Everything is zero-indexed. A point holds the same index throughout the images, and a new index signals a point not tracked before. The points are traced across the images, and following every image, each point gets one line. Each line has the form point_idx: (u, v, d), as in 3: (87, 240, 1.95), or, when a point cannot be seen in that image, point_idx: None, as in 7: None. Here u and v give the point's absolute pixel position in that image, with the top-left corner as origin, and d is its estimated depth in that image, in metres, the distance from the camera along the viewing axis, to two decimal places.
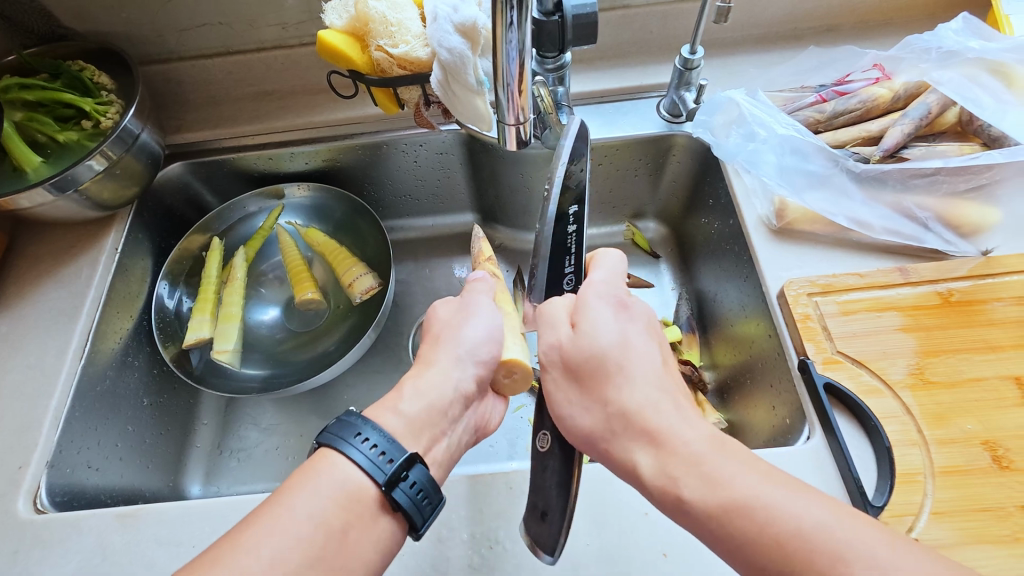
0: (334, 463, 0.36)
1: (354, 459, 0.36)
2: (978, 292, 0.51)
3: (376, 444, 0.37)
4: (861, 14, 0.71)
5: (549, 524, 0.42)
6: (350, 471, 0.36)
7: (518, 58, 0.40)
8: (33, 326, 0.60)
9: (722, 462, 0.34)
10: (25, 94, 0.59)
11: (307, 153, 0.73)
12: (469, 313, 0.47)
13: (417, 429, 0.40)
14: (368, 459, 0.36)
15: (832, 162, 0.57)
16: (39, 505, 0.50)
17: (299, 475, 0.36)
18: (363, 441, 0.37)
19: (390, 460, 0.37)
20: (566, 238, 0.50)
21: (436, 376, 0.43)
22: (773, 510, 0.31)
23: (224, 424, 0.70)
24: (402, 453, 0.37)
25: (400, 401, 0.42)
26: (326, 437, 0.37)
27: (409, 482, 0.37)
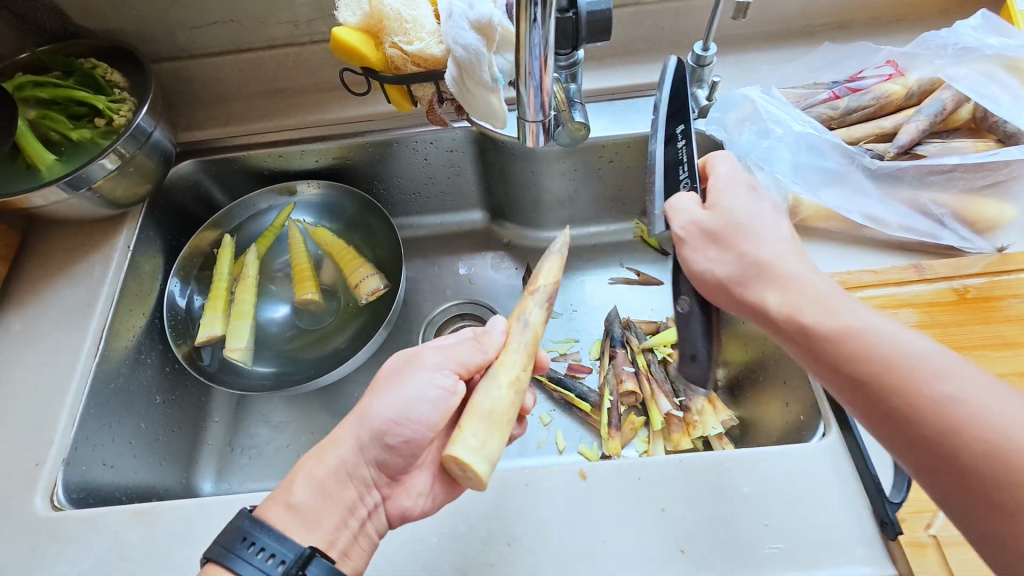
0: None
1: (248, 570, 0.38)
2: (993, 289, 0.51)
3: (268, 549, 0.38)
4: (873, 11, 0.70)
5: (698, 364, 0.47)
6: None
7: (539, 55, 0.40)
8: (46, 324, 0.60)
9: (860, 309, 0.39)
10: (38, 92, 0.59)
11: (318, 151, 0.73)
12: (403, 380, 0.46)
13: (314, 521, 0.42)
14: (259, 568, 0.38)
15: (847, 159, 0.57)
16: (56, 502, 0.50)
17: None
18: (251, 549, 0.38)
19: (280, 562, 0.38)
20: (676, 154, 0.52)
21: (331, 462, 0.43)
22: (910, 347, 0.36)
23: (235, 421, 0.70)
24: (299, 552, 0.39)
25: (292, 491, 0.42)
26: (216, 552, 0.38)
27: None
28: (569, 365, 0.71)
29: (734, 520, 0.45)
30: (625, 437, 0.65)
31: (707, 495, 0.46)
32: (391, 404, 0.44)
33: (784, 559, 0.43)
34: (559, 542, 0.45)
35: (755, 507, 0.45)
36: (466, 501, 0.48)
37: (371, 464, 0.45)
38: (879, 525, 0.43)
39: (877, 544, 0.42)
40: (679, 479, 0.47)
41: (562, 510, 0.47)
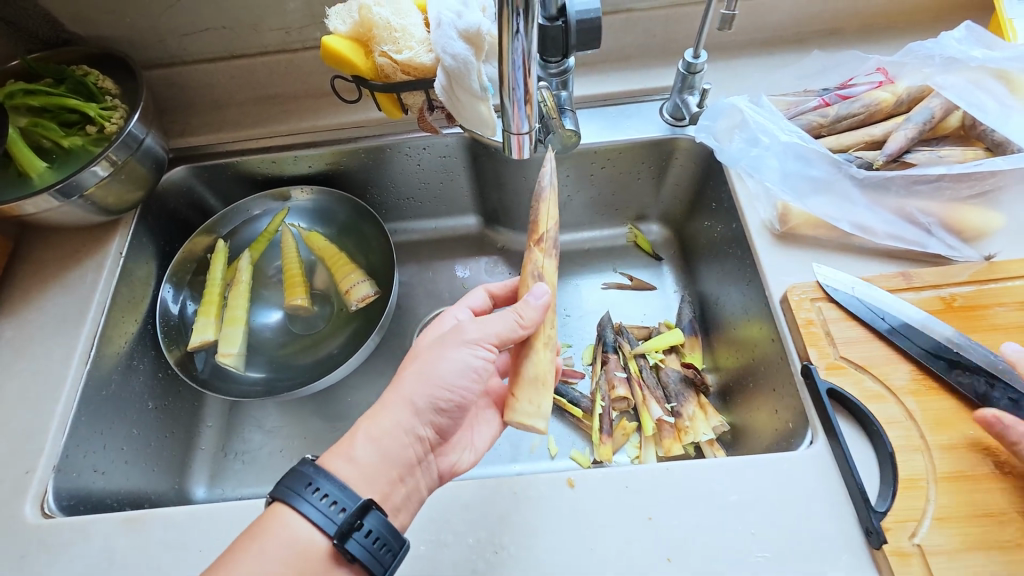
0: (290, 517, 0.40)
1: (311, 514, 0.39)
2: (980, 297, 0.51)
3: (330, 496, 0.40)
4: (864, 17, 0.71)
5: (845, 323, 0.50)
6: (304, 524, 0.39)
7: (522, 66, 0.40)
8: (39, 331, 0.60)
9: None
10: (29, 100, 0.59)
11: (311, 157, 0.73)
12: (444, 351, 0.47)
13: (372, 474, 0.42)
14: (319, 511, 0.39)
15: (835, 168, 0.57)
16: (47, 510, 0.50)
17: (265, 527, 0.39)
18: (314, 492, 0.40)
19: (340, 508, 0.40)
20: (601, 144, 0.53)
21: (389, 422, 0.44)
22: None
23: (228, 426, 0.71)
24: (355, 502, 0.40)
25: (353, 447, 0.43)
26: (282, 492, 0.40)
27: (364, 531, 0.39)
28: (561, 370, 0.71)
29: (721, 527, 0.45)
30: (617, 443, 0.65)
31: (695, 503, 0.46)
32: (441, 375, 0.46)
33: (770, 567, 0.43)
34: (547, 549, 0.45)
35: (743, 515, 0.45)
36: (454, 509, 0.48)
37: (427, 425, 0.46)
38: (865, 534, 0.43)
39: (863, 552, 0.43)
40: (667, 486, 0.47)
41: (549, 518, 0.47)
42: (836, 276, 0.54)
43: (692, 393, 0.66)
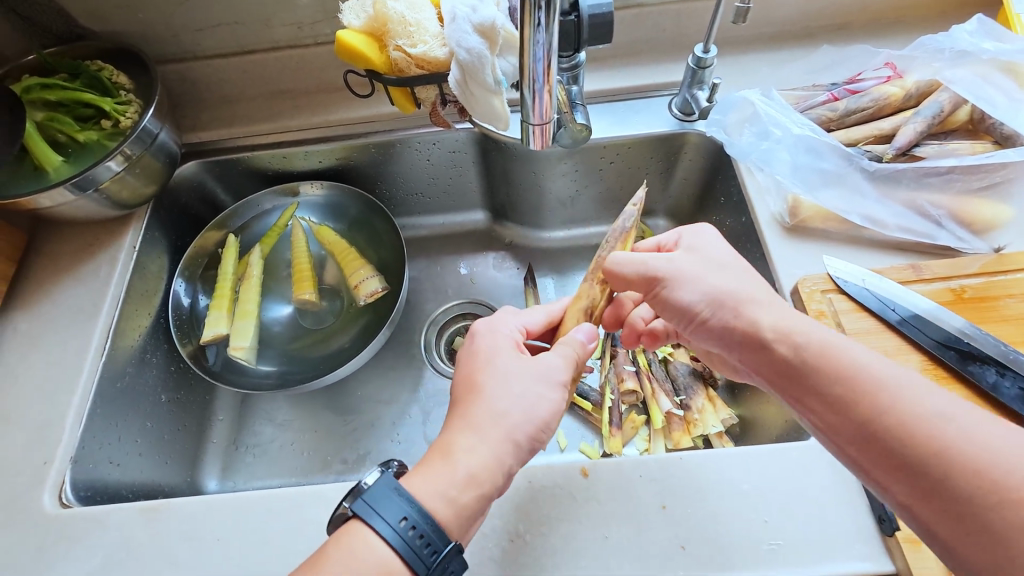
0: (378, 543, 0.37)
1: (398, 544, 0.37)
2: (989, 289, 0.52)
3: (420, 531, 0.37)
4: (872, 13, 0.71)
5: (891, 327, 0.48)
6: (390, 555, 0.36)
7: (543, 58, 0.41)
8: (53, 324, 0.61)
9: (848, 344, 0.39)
10: (45, 94, 0.60)
11: (321, 152, 0.74)
12: (533, 382, 0.45)
13: (464, 513, 0.40)
14: (406, 546, 0.37)
15: (846, 161, 0.58)
16: (64, 501, 0.51)
17: (352, 546, 0.37)
18: (403, 525, 0.37)
19: (432, 551, 0.37)
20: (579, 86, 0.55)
21: (488, 454, 0.41)
22: (901, 381, 0.36)
23: (239, 419, 0.71)
24: (443, 543, 0.37)
25: (451, 470, 0.40)
26: (376, 514, 0.37)
27: (448, 575, 0.37)
28: None
29: (733, 515, 0.45)
30: (626, 435, 0.65)
31: (707, 492, 0.47)
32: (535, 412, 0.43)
33: (782, 554, 0.43)
34: (561, 538, 0.46)
35: (755, 504, 0.46)
36: None
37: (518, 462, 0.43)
38: (876, 521, 0.44)
39: (874, 540, 0.43)
40: (679, 475, 0.48)
41: (563, 507, 0.47)
42: (848, 268, 0.54)
43: (701, 386, 0.67)
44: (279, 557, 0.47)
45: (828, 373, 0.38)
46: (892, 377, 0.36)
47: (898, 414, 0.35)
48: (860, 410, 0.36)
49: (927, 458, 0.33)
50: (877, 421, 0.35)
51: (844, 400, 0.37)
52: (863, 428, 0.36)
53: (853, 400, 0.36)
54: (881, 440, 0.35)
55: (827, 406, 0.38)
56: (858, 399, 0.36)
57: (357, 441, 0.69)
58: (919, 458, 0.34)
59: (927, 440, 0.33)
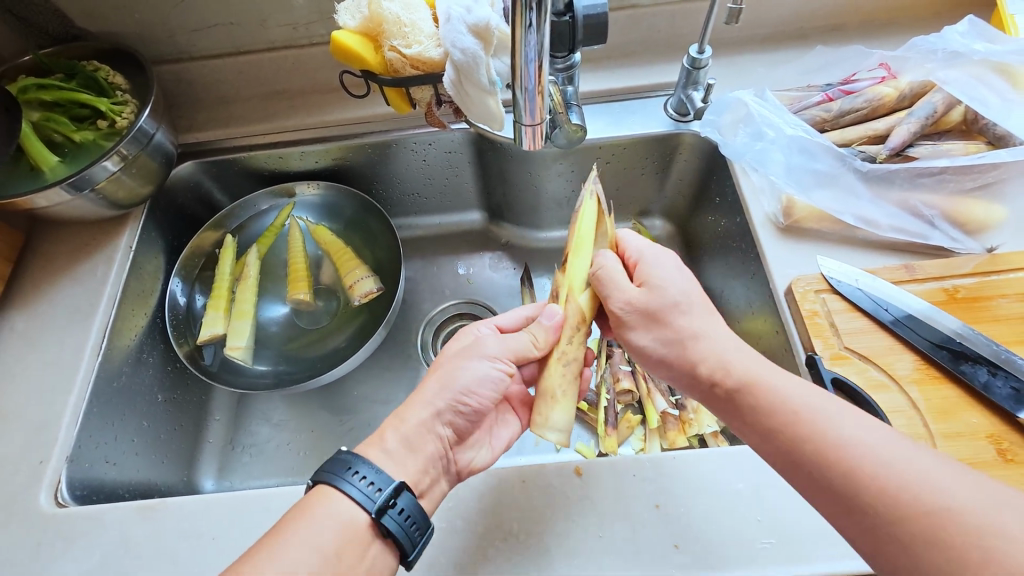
0: (334, 497, 0.41)
1: (354, 494, 0.41)
2: (983, 288, 0.52)
3: (370, 479, 0.41)
4: (866, 13, 0.71)
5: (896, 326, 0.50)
6: (346, 503, 0.40)
7: (535, 59, 0.41)
8: (49, 323, 0.61)
9: (776, 375, 0.42)
10: (41, 94, 0.60)
11: (318, 152, 0.74)
12: (474, 358, 0.50)
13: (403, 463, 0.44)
14: (358, 490, 0.41)
15: (840, 162, 0.58)
16: (60, 500, 0.51)
17: (308, 505, 0.40)
18: (353, 474, 0.41)
19: (378, 490, 0.41)
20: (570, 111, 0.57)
21: (416, 420, 0.46)
22: (818, 406, 0.38)
23: (236, 419, 0.71)
24: (391, 483, 0.41)
25: (386, 440, 0.45)
26: (328, 475, 0.41)
27: (398, 508, 0.41)
28: None
29: (725, 515, 0.46)
30: (622, 435, 0.66)
31: (700, 492, 0.47)
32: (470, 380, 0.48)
33: (775, 553, 0.43)
34: (555, 537, 0.46)
35: (748, 503, 0.46)
36: (464, 499, 0.48)
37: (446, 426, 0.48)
38: None
39: None
40: (673, 475, 0.48)
41: (557, 507, 0.48)
42: (842, 268, 0.54)
43: None
44: None
45: (756, 404, 0.41)
46: (807, 402, 0.39)
47: (812, 437, 0.37)
48: (781, 437, 0.38)
49: (837, 477, 0.35)
50: (796, 445, 0.38)
51: (770, 429, 0.39)
52: (785, 453, 0.38)
53: (778, 430, 0.39)
54: (800, 464, 0.37)
55: (758, 434, 0.40)
56: (780, 426, 0.39)
57: (353, 441, 0.69)
58: (831, 479, 0.35)
59: (836, 459, 0.35)
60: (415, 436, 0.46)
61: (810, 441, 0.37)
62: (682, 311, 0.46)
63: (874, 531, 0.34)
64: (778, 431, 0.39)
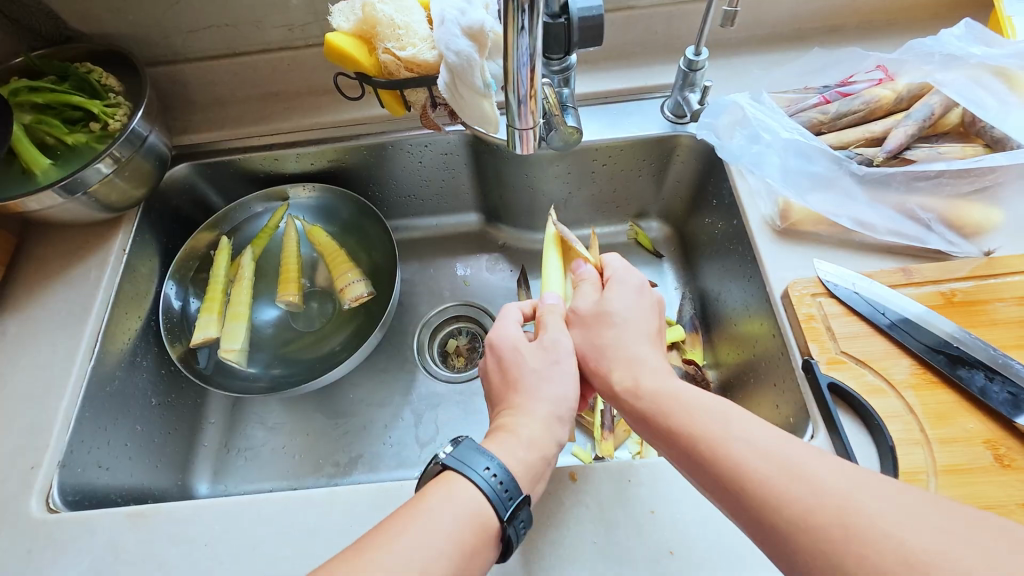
0: (466, 491, 0.38)
1: (484, 489, 0.38)
2: (980, 292, 0.52)
3: (499, 476, 0.39)
4: (864, 14, 0.71)
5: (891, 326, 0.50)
6: (475, 499, 0.38)
7: (528, 63, 0.41)
8: (42, 327, 0.61)
9: (680, 388, 0.43)
10: (33, 97, 0.60)
11: (313, 154, 0.74)
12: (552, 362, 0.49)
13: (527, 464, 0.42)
14: (482, 479, 0.39)
15: (836, 165, 0.58)
16: (52, 505, 0.51)
17: (434, 494, 0.38)
18: (479, 465, 0.39)
19: (489, 470, 0.39)
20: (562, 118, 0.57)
21: (541, 425, 0.45)
22: (717, 415, 0.39)
23: (231, 423, 0.71)
24: (520, 492, 0.39)
25: (515, 442, 0.43)
26: (456, 464, 0.39)
27: (493, 474, 0.39)
28: None
29: (721, 521, 0.45)
30: (618, 439, 0.65)
31: (697, 497, 0.47)
32: (558, 390, 0.48)
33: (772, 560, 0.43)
34: (550, 543, 0.46)
35: None
36: None
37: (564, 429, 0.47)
38: None
39: None
40: (669, 479, 0.48)
41: (554, 512, 0.47)
42: (838, 271, 0.54)
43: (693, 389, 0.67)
44: (269, 562, 0.47)
45: (660, 416, 0.42)
46: (704, 412, 0.40)
47: (712, 431, 0.38)
48: (683, 446, 0.39)
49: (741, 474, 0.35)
50: (698, 440, 0.38)
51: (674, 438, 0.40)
52: (688, 464, 0.39)
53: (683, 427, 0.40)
54: (701, 472, 0.38)
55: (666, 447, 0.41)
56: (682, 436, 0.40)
57: (348, 444, 0.69)
58: (725, 483, 0.36)
59: (727, 463, 0.36)
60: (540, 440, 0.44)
61: (706, 449, 0.38)
62: (616, 321, 0.50)
63: (766, 533, 0.33)
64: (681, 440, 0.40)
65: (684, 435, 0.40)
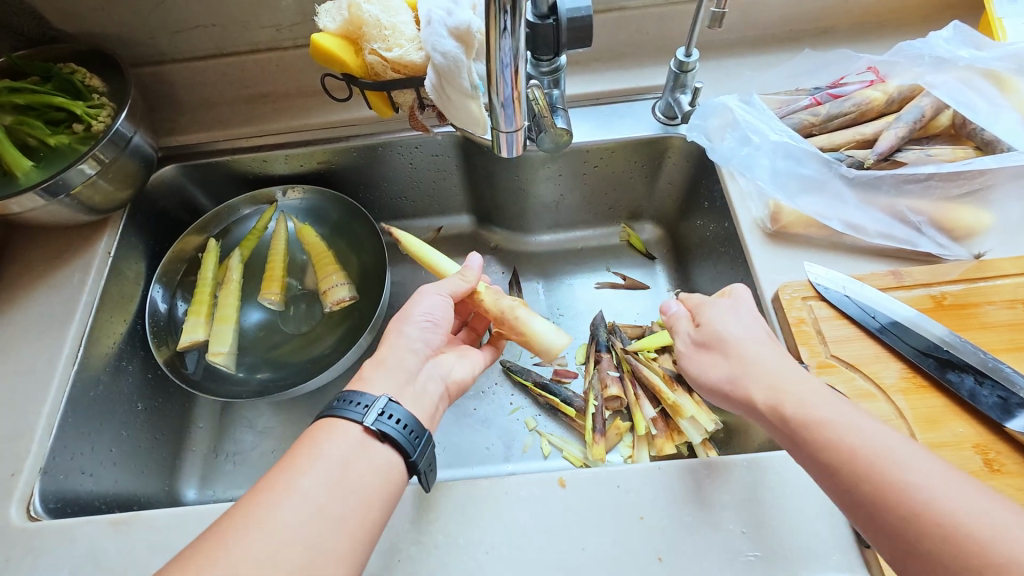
0: (333, 425, 0.40)
1: (351, 416, 0.40)
2: (970, 295, 0.51)
3: (360, 400, 0.41)
4: (855, 16, 0.71)
5: (886, 334, 0.49)
6: (348, 428, 0.40)
7: (511, 63, 0.40)
8: (26, 330, 0.60)
9: (825, 401, 0.40)
10: (14, 97, 0.59)
11: (301, 156, 0.73)
12: (423, 294, 0.52)
13: (394, 384, 0.44)
14: (353, 411, 0.41)
15: (827, 167, 0.57)
16: (33, 512, 0.50)
17: (307, 442, 0.39)
18: (351, 402, 0.41)
19: (356, 403, 0.41)
20: (553, 123, 0.56)
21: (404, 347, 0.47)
22: (879, 436, 0.37)
23: (219, 427, 0.70)
24: (381, 399, 0.41)
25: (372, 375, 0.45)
26: (326, 410, 0.41)
27: (355, 402, 0.41)
28: (555, 370, 0.72)
29: (710, 526, 0.45)
30: (610, 442, 0.65)
31: (687, 504, 0.46)
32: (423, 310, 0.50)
33: (761, 567, 0.43)
34: (538, 550, 0.45)
35: (732, 515, 0.45)
36: (444, 509, 0.47)
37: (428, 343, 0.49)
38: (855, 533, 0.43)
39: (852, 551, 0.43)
40: (658, 485, 0.47)
41: (541, 518, 0.47)
42: (829, 275, 0.54)
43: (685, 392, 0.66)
44: None
45: (815, 427, 0.39)
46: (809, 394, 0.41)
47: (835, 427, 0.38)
48: (842, 469, 0.37)
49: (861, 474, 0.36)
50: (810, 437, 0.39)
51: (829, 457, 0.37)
52: (839, 485, 0.37)
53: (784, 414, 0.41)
54: (832, 471, 0.37)
55: (815, 463, 0.38)
56: (846, 456, 0.37)
57: None
58: (887, 518, 0.34)
59: (902, 497, 0.34)
60: (396, 360, 0.46)
61: (877, 476, 0.35)
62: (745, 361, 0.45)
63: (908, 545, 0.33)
64: (841, 461, 0.37)
65: (853, 457, 0.36)
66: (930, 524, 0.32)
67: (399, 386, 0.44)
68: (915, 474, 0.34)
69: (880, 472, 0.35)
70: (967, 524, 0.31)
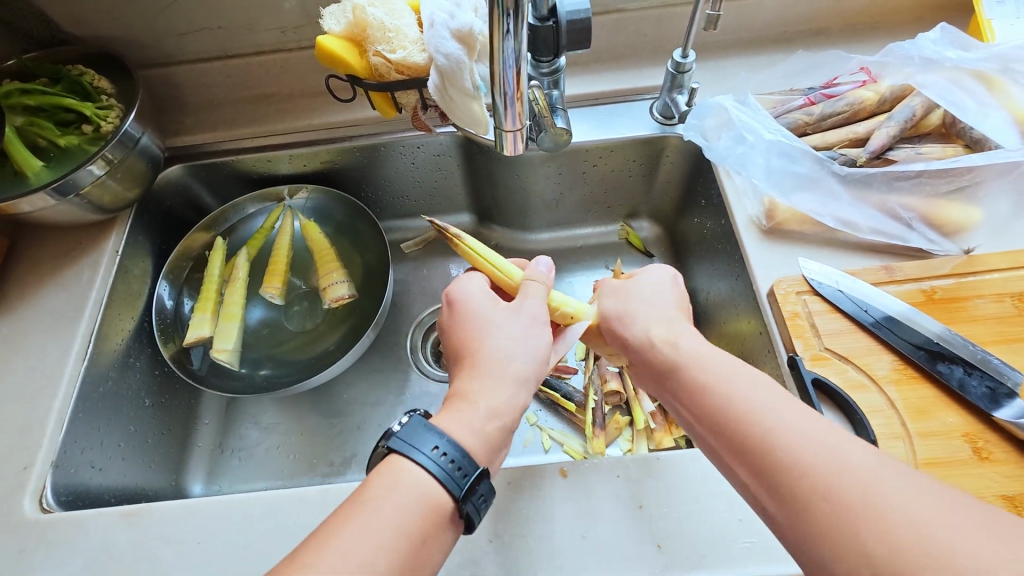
0: (416, 477, 0.37)
1: (430, 468, 0.38)
2: (961, 289, 0.53)
3: (450, 455, 0.38)
4: (848, 17, 0.72)
5: (878, 327, 0.50)
6: (432, 487, 0.37)
7: (514, 64, 0.42)
8: (35, 327, 0.61)
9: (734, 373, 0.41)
10: (25, 99, 0.60)
11: (306, 155, 0.74)
12: (524, 324, 0.48)
13: (482, 439, 0.41)
14: (442, 469, 0.38)
15: (819, 165, 0.58)
16: (46, 505, 0.51)
17: (388, 489, 0.37)
18: (438, 453, 0.38)
19: (455, 465, 0.38)
20: (554, 124, 0.58)
21: (501, 392, 0.43)
22: (767, 402, 0.38)
23: (225, 423, 0.71)
24: (475, 466, 0.39)
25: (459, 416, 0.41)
26: (407, 450, 0.38)
27: (442, 455, 0.38)
28: (555, 366, 0.73)
29: (708, 514, 0.46)
30: (610, 436, 0.67)
31: (686, 493, 0.47)
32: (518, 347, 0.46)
33: (758, 552, 0.44)
34: (541, 539, 0.46)
35: (729, 503, 0.46)
36: None
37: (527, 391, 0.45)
38: None
39: None
40: (658, 475, 0.48)
41: (543, 507, 0.48)
42: (823, 270, 0.55)
43: None
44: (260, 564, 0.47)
45: (693, 385, 0.42)
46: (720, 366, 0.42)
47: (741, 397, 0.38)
48: (746, 435, 0.37)
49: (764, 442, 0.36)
50: (720, 407, 0.39)
51: (725, 427, 0.38)
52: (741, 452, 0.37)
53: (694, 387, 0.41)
54: (734, 441, 0.37)
55: (715, 429, 0.39)
56: (741, 429, 0.37)
57: (342, 443, 0.69)
58: (784, 483, 0.34)
59: (794, 465, 0.34)
60: (491, 405, 0.42)
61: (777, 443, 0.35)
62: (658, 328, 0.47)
63: (804, 517, 0.33)
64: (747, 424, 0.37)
65: (753, 424, 0.37)
66: (821, 495, 0.32)
67: (481, 442, 0.41)
68: (815, 445, 0.34)
69: (777, 438, 0.35)
70: (852, 495, 0.32)
